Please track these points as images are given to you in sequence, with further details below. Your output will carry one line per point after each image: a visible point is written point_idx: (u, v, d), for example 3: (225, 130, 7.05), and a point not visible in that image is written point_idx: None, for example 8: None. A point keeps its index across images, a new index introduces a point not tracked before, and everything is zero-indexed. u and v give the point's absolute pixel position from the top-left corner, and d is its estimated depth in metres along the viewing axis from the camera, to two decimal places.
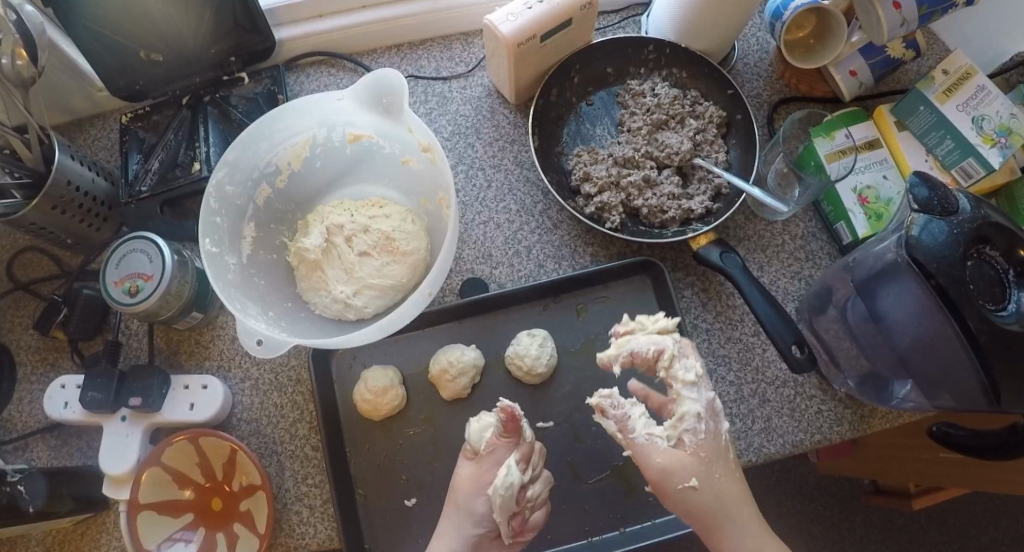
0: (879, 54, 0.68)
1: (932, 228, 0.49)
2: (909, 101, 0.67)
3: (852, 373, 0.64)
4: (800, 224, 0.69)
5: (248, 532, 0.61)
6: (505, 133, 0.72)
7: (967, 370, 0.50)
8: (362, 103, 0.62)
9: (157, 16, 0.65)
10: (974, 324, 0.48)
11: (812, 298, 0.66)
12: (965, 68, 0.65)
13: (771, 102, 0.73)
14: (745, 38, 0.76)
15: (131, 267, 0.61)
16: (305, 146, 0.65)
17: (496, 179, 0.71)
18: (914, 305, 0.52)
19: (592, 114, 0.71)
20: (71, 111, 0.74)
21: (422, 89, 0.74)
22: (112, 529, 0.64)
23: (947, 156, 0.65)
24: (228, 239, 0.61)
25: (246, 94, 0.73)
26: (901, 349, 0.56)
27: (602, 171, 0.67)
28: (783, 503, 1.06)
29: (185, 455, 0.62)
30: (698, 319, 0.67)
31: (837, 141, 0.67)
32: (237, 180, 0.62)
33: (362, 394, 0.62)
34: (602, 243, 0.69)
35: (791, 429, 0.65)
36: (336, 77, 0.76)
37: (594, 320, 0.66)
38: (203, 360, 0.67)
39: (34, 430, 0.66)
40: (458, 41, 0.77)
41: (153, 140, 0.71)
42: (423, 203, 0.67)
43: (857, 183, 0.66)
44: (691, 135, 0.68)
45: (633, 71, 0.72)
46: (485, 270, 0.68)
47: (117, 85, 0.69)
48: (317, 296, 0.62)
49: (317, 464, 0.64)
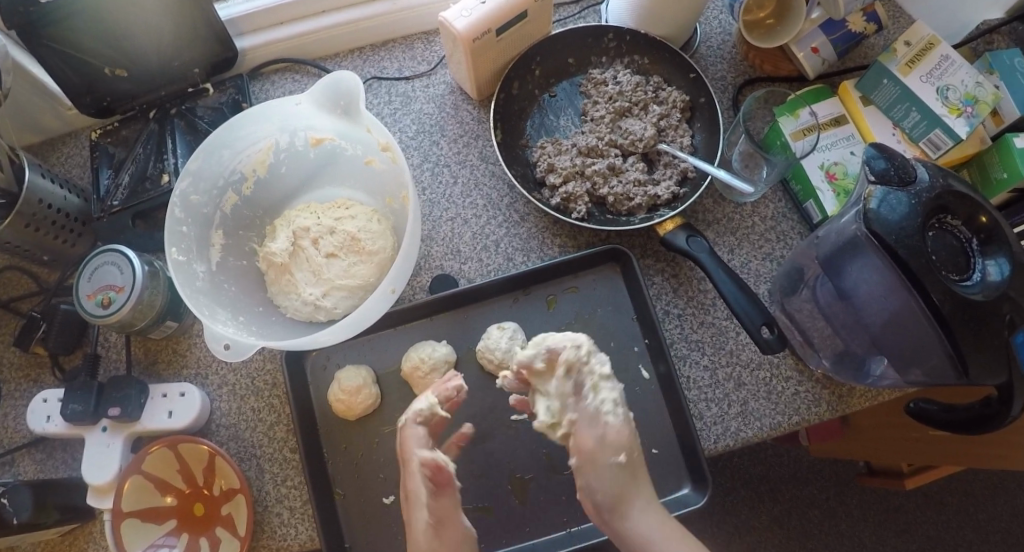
0: (840, 30, 0.67)
1: (890, 201, 0.48)
2: (872, 76, 0.66)
3: (827, 352, 0.62)
4: (769, 205, 0.69)
5: (229, 536, 0.61)
6: (469, 129, 0.73)
7: (934, 344, 0.49)
8: (322, 106, 0.62)
9: (117, 31, 0.65)
10: (937, 297, 0.47)
11: (783, 279, 0.65)
12: (928, 39, 0.65)
13: (736, 84, 0.73)
14: (707, 21, 0.75)
15: (103, 279, 0.61)
16: (268, 151, 0.66)
17: (462, 175, 0.71)
18: (878, 279, 0.51)
19: (555, 105, 0.72)
20: (42, 131, 0.75)
21: (386, 90, 0.75)
22: (98, 539, 0.65)
23: (914, 129, 0.65)
24: (195, 247, 0.62)
25: (211, 104, 0.74)
26: (870, 326, 0.55)
27: (567, 162, 0.67)
28: (778, 489, 1.06)
29: (165, 462, 0.62)
30: (669, 305, 0.67)
31: (801, 120, 0.66)
32: (202, 189, 0.63)
33: (336, 395, 0.63)
34: (570, 234, 0.69)
35: (767, 411, 0.64)
36: (300, 83, 0.77)
37: (564, 310, 0.66)
38: (180, 369, 0.68)
39: (19, 445, 0.67)
40: (420, 40, 0.77)
41: (123, 154, 0.71)
42: (389, 202, 0.67)
43: (824, 160, 0.66)
44: (654, 121, 0.68)
45: (595, 61, 0.72)
46: (454, 266, 0.68)
47: (84, 101, 0.70)
48: (287, 299, 0.62)
49: (296, 466, 0.64)
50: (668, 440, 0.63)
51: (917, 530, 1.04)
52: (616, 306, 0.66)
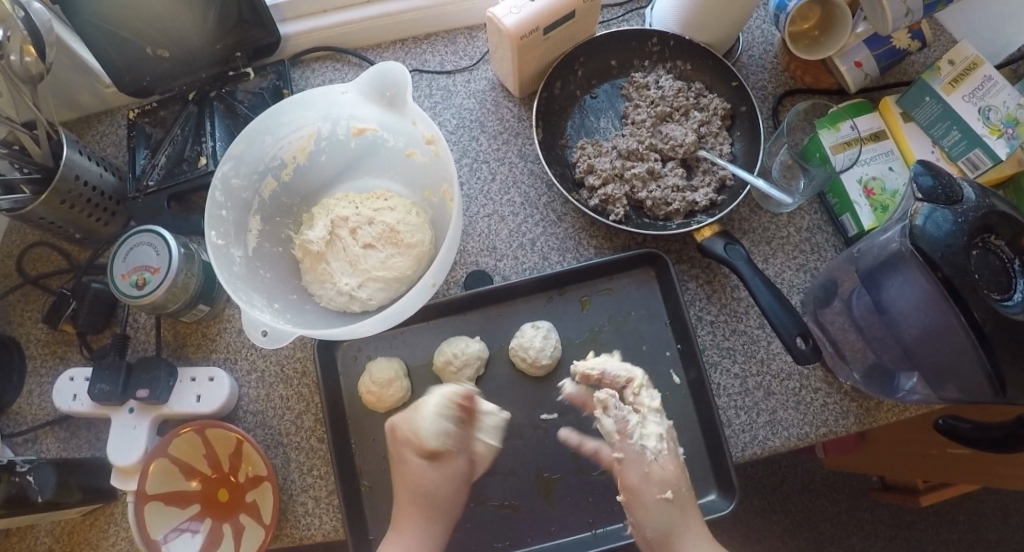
0: (884, 44, 0.67)
1: (936, 218, 0.49)
2: (913, 93, 0.66)
3: (858, 366, 0.63)
4: (805, 217, 0.69)
5: (255, 523, 0.61)
6: (509, 126, 0.73)
7: (972, 362, 0.49)
8: (368, 96, 0.62)
9: (164, 13, 0.65)
10: (980, 314, 0.47)
11: (817, 290, 0.65)
12: (971, 58, 0.64)
13: (776, 95, 0.73)
14: (749, 31, 0.75)
15: (138, 260, 0.61)
16: (309, 139, 0.65)
17: (501, 171, 0.71)
18: (919, 294, 0.51)
19: (596, 107, 0.72)
20: (79, 108, 0.75)
21: (427, 83, 0.75)
22: (121, 521, 0.64)
23: (953, 147, 0.64)
24: (233, 232, 0.62)
25: (251, 89, 0.73)
26: (907, 341, 0.56)
27: (606, 163, 0.67)
28: (790, 499, 1.06)
29: (192, 447, 0.62)
30: (702, 312, 0.67)
31: (842, 133, 0.66)
32: (243, 174, 0.63)
33: (367, 386, 0.62)
34: (606, 235, 0.69)
35: (795, 422, 0.64)
36: (341, 72, 0.76)
37: (598, 311, 0.66)
38: (210, 353, 0.68)
39: (43, 422, 0.66)
40: (463, 35, 0.77)
41: (160, 135, 0.71)
42: (428, 196, 0.67)
43: (863, 174, 0.65)
44: (695, 127, 0.68)
45: (638, 64, 0.72)
46: (489, 262, 0.68)
47: (124, 81, 0.70)
48: (322, 288, 0.62)
49: (323, 456, 0.64)
50: (697, 447, 0.63)
51: (925, 547, 1.04)
52: (651, 309, 0.66)
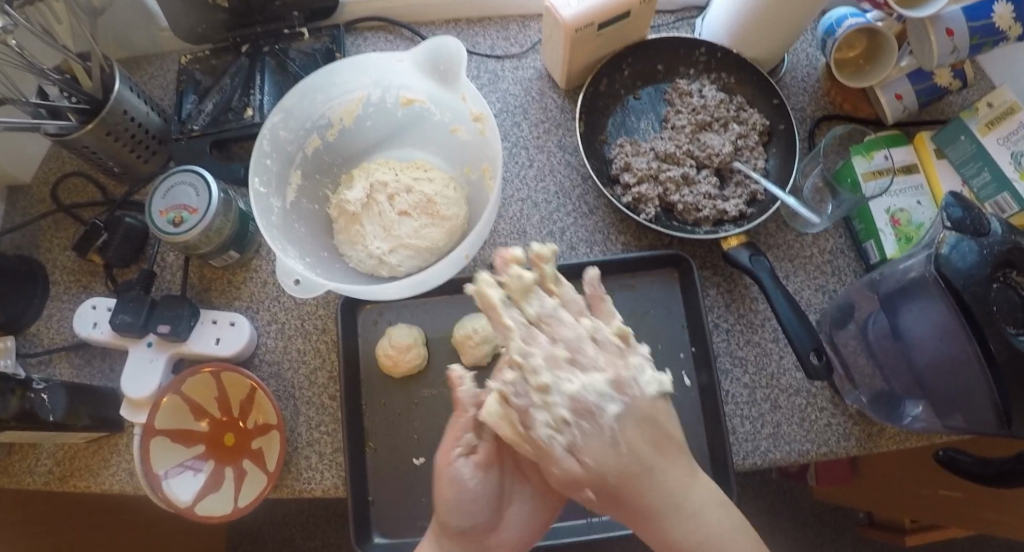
0: (926, 82, 0.69)
1: (962, 248, 0.49)
2: (950, 130, 0.68)
3: (865, 389, 0.64)
4: (830, 240, 0.70)
5: (257, 470, 0.62)
6: (552, 116, 0.74)
7: (981, 392, 0.50)
8: (420, 69, 0.63)
9: None
10: (995, 346, 0.47)
11: (834, 311, 0.66)
12: (1010, 103, 0.65)
13: (814, 118, 0.74)
14: (794, 53, 0.77)
15: (176, 198, 0.62)
16: (358, 103, 0.67)
17: (538, 159, 0.72)
18: (936, 322, 0.52)
19: (638, 108, 0.73)
20: (132, 47, 0.76)
21: (476, 65, 0.76)
22: (124, 452, 0.65)
23: (981, 189, 0.66)
24: (275, 182, 0.63)
25: (304, 49, 0.74)
26: (918, 368, 0.57)
27: (643, 164, 0.68)
28: (777, 526, 1.07)
29: (205, 388, 0.63)
30: (719, 319, 0.69)
31: (875, 161, 0.68)
32: (290, 127, 0.64)
33: (385, 349, 0.63)
34: (635, 233, 0.70)
35: (799, 437, 0.65)
36: (392, 43, 0.78)
37: (618, 305, 0.67)
38: (232, 300, 0.69)
39: (60, 347, 0.67)
40: (516, 23, 0.78)
41: (209, 83, 0.73)
42: (467, 172, 0.68)
43: (891, 205, 0.67)
44: (733, 139, 0.70)
45: (684, 71, 0.74)
46: (517, 245, 0.70)
47: (180, 25, 0.72)
48: (352, 249, 0.63)
49: (333, 413, 0.65)
50: (701, 450, 0.64)
51: None
52: (669, 310, 0.67)
